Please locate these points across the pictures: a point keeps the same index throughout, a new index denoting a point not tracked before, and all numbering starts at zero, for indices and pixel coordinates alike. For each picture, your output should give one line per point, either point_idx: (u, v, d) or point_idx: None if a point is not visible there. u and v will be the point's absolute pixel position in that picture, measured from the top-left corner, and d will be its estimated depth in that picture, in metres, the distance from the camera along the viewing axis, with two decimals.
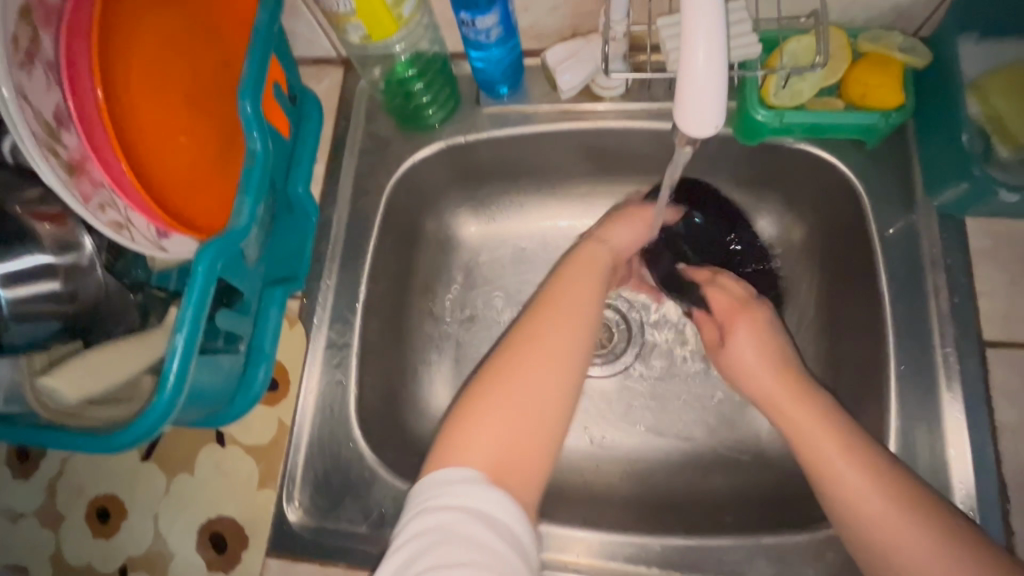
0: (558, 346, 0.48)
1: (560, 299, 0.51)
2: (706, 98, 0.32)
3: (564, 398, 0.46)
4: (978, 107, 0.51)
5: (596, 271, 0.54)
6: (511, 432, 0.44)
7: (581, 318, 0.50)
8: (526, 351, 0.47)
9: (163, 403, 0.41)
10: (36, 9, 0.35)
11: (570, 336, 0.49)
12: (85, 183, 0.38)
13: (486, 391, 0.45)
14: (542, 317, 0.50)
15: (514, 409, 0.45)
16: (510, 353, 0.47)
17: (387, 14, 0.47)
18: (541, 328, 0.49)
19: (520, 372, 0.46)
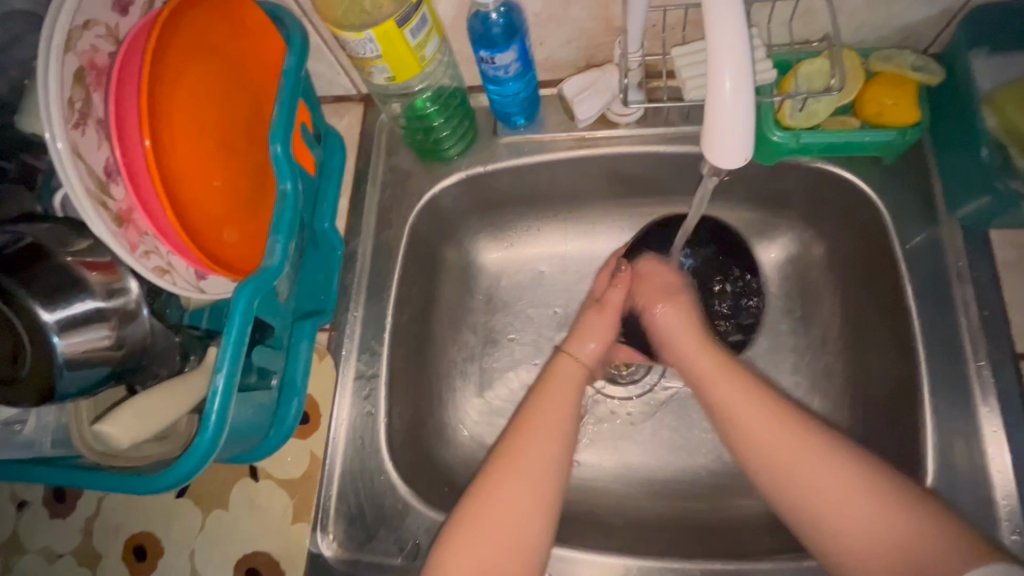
0: (533, 469, 0.51)
1: (535, 420, 0.54)
2: (734, 131, 0.32)
3: (540, 517, 0.50)
4: (995, 119, 0.50)
5: (570, 384, 0.57)
6: (491, 555, 0.48)
7: (558, 436, 0.53)
8: (503, 476, 0.51)
9: (206, 443, 0.42)
10: (87, 71, 0.37)
11: (547, 456, 0.52)
12: (132, 232, 0.40)
13: (468, 513, 0.49)
14: (519, 437, 0.53)
15: (490, 532, 0.48)
16: (488, 478, 0.51)
17: (411, 56, 0.49)
18: (520, 450, 0.52)
19: (498, 495, 0.50)
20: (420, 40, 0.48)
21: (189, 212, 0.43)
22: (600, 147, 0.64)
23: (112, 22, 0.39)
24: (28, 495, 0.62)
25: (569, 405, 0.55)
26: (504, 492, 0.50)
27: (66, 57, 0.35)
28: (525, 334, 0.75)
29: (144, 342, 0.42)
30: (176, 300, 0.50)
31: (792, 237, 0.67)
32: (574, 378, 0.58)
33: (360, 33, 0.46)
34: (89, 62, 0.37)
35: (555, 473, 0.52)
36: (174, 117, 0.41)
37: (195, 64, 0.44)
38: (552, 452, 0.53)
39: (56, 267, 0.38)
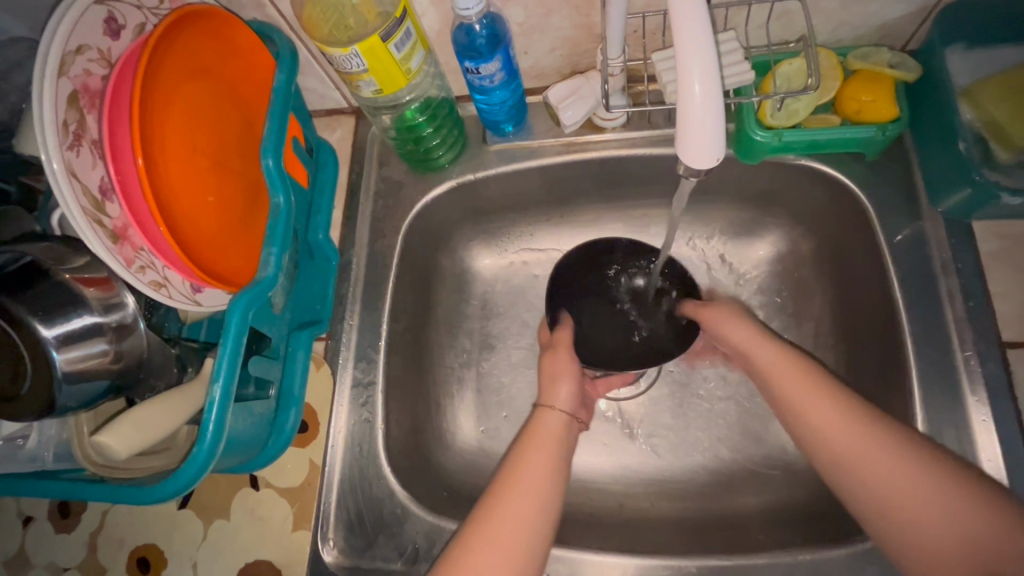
0: (515, 528, 0.49)
1: (516, 480, 0.52)
2: (705, 133, 0.33)
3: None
4: (976, 113, 0.53)
5: (552, 440, 0.57)
6: None
7: (538, 494, 0.52)
8: (480, 544, 0.48)
9: (204, 453, 0.43)
10: (81, 94, 0.38)
11: (528, 515, 0.50)
12: (127, 248, 0.41)
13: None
14: (498, 496, 0.51)
15: None
16: (463, 545, 0.48)
17: (396, 69, 0.50)
18: (499, 510, 0.50)
19: (478, 561, 0.47)
20: (404, 53, 0.50)
21: (183, 228, 0.44)
22: (588, 152, 0.66)
23: (105, 46, 0.40)
24: (33, 510, 0.62)
25: (551, 463, 0.55)
26: (485, 556, 0.48)
27: (60, 81, 0.36)
28: (521, 339, 0.76)
29: (141, 354, 0.43)
30: (174, 315, 0.52)
31: (781, 234, 0.68)
32: (557, 435, 0.58)
33: (346, 49, 0.47)
34: (83, 85, 0.38)
35: (538, 534, 0.50)
36: (166, 136, 0.42)
37: (186, 84, 0.45)
38: (532, 509, 0.51)
39: (56, 284, 0.39)
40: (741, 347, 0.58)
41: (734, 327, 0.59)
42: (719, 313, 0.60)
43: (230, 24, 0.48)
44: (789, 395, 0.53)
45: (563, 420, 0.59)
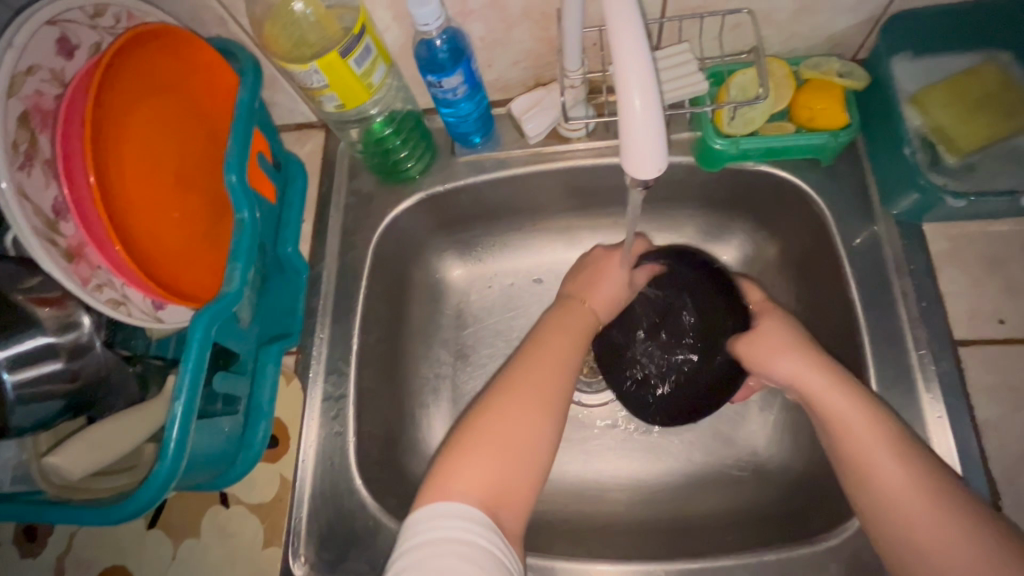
0: (543, 395, 0.51)
1: (545, 358, 0.53)
2: (646, 144, 0.35)
3: (548, 449, 0.49)
4: (921, 118, 0.55)
5: (577, 329, 0.57)
6: (506, 463, 0.47)
7: (564, 375, 0.53)
8: (511, 395, 0.50)
9: (165, 471, 0.42)
10: (33, 114, 0.38)
11: (552, 379, 0.52)
12: (84, 266, 0.41)
13: (473, 432, 0.48)
14: (526, 363, 0.53)
15: (500, 445, 0.47)
16: (493, 399, 0.50)
17: (357, 84, 0.51)
18: (527, 377, 0.52)
19: (505, 412, 0.49)
20: (365, 69, 0.50)
21: (142, 245, 0.44)
22: (555, 162, 0.66)
23: (58, 66, 0.40)
24: None
25: (576, 349, 0.55)
26: (509, 413, 0.49)
27: (10, 102, 0.37)
28: (496, 347, 0.76)
29: (99, 374, 0.43)
30: (142, 331, 0.51)
31: (745, 239, 0.70)
32: (586, 324, 0.58)
33: (305, 65, 0.48)
34: (35, 106, 0.38)
35: (562, 402, 0.51)
36: (122, 154, 0.43)
37: (143, 103, 0.45)
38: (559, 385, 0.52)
39: (8, 305, 0.39)
40: (794, 382, 0.53)
41: (780, 360, 0.54)
42: (770, 346, 0.56)
43: (188, 42, 0.48)
44: (849, 444, 0.48)
45: (593, 317, 0.59)
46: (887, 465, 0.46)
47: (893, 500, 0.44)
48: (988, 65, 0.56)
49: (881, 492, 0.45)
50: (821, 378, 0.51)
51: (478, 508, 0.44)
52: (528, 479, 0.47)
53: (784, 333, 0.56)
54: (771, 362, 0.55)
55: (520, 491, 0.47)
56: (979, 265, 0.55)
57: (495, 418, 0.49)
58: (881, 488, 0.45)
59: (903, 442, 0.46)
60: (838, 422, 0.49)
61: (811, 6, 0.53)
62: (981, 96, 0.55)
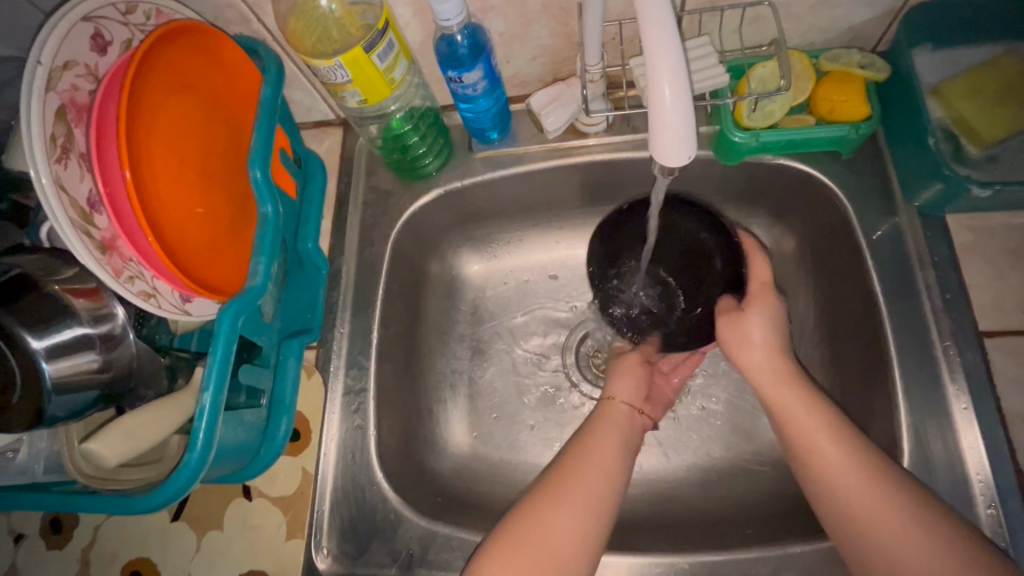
0: (589, 490, 0.53)
1: (589, 458, 0.55)
2: (675, 134, 0.35)
3: (586, 556, 0.50)
4: (943, 110, 0.55)
5: (621, 425, 0.60)
6: (542, 569, 0.48)
7: (606, 472, 0.55)
8: (552, 500, 0.52)
9: (194, 462, 0.43)
10: (69, 109, 0.39)
11: (600, 485, 0.54)
12: (116, 258, 0.41)
13: (510, 534, 0.50)
14: (575, 465, 0.55)
15: (537, 551, 0.49)
16: (538, 501, 0.52)
17: (380, 79, 0.51)
18: (573, 483, 0.53)
19: (545, 521, 0.50)
20: (388, 64, 0.51)
21: (171, 239, 0.45)
22: (573, 157, 0.67)
23: (92, 62, 0.41)
24: (24, 527, 0.62)
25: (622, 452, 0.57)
26: (551, 513, 0.51)
27: (48, 96, 0.37)
28: (512, 342, 0.76)
29: (130, 365, 0.44)
30: (165, 326, 0.52)
31: (763, 232, 0.70)
32: (623, 422, 0.60)
33: (330, 60, 0.48)
34: (70, 100, 0.39)
35: (610, 511, 0.53)
36: (153, 148, 0.43)
37: (172, 98, 0.46)
38: (602, 486, 0.54)
39: (44, 297, 0.39)
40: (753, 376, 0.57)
41: (750, 354, 0.56)
42: (745, 335, 0.56)
43: (214, 38, 0.49)
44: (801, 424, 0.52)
45: (627, 413, 0.61)
46: (829, 448, 0.50)
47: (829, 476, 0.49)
48: (1010, 55, 0.55)
49: (817, 467, 0.50)
50: (773, 371, 0.56)
51: None
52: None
53: (767, 329, 0.56)
54: (738, 352, 0.57)
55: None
56: (1002, 257, 0.55)
57: (536, 521, 0.50)
58: (824, 467, 0.50)
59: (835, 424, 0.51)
60: (788, 414, 0.53)
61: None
62: (1005, 86, 0.54)
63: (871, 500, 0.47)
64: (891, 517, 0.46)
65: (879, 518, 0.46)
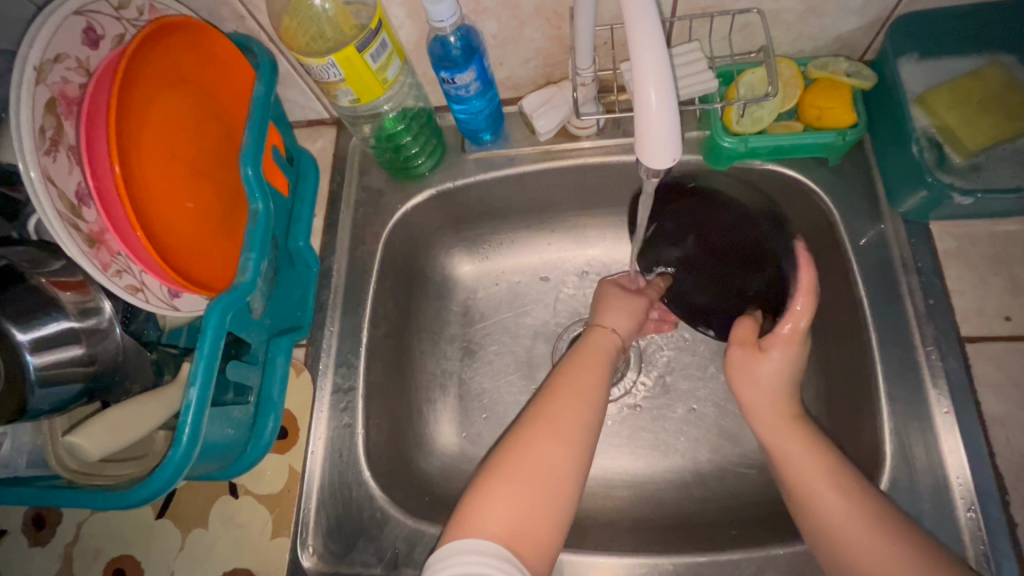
0: (569, 417, 0.54)
1: (573, 384, 0.56)
2: (660, 135, 0.36)
3: (572, 474, 0.51)
4: (928, 119, 0.56)
5: (606, 352, 0.61)
6: (528, 493, 0.49)
7: (591, 397, 0.56)
8: (538, 427, 0.53)
9: (178, 458, 0.43)
10: (59, 101, 0.39)
11: (578, 409, 0.54)
12: (104, 252, 0.41)
13: (504, 471, 0.50)
14: (554, 394, 0.56)
15: (524, 478, 0.50)
16: (525, 428, 0.53)
17: (373, 79, 0.52)
18: (558, 410, 0.54)
19: (535, 455, 0.51)
20: (380, 63, 0.51)
21: (160, 234, 0.45)
22: (564, 159, 0.67)
23: (83, 56, 0.41)
24: (6, 523, 0.61)
25: (600, 376, 0.58)
26: (536, 439, 0.52)
27: (37, 89, 0.37)
28: (503, 342, 0.76)
29: (116, 358, 0.44)
30: (154, 321, 0.52)
31: None
32: (608, 350, 0.61)
33: (322, 59, 0.48)
34: (60, 93, 0.39)
35: (590, 438, 0.54)
36: (142, 142, 0.43)
37: (163, 94, 0.46)
38: (585, 413, 0.54)
39: (29, 289, 0.40)
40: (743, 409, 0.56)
41: (748, 391, 0.56)
42: (753, 375, 0.55)
43: (207, 36, 0.49)
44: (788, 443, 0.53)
45: (617, 342, 0.62)
46: (816, 460, 0.51)
47: (813, 493, 0.50)
48: (994, 66, 0.56)
49: (798, 484, 0.51)
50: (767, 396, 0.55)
51: (498, 547, 0.46)
52: (548, 523, 0.49)
53: (781, 374, 0.54)
54: (740, 387, 0.56)
55: (538, 544, 0.48)
56: (985, 263, 0.55)
57: (524, 450, 0.51)
58: (809, 482, 0.50)
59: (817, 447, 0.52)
60: (770, 431, 0.54)
61: (819, 7, 0.54)
62: (988, 97, 0.55)
63: (860, 518, 0.47)
64: (879, 535, 0.46)
65: (864, 539, 0.46)
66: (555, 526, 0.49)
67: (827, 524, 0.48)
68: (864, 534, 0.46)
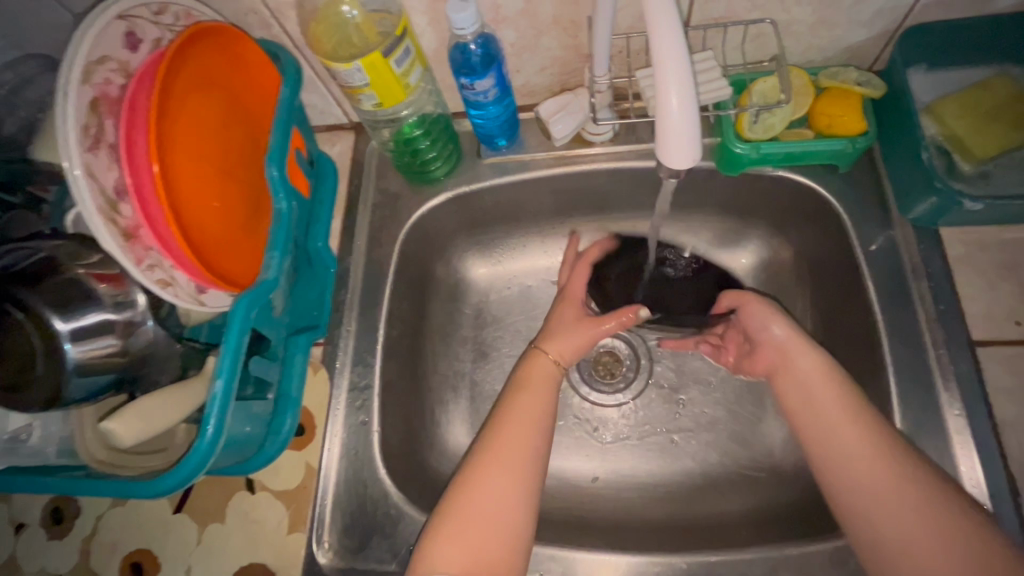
0: (512, 450, 0.55)
1: (513, 417, 0.57)
2: (680, 139, 0.37)
3: (518, 509, 0.52)
4: (938, 128, 0.57)
5: (546, 379, 0.61)
6: (479, 526, 0.50)
7: (531, 427, 0.57)
8: (483, 460, 0.54)
9: (203, 448, 0.44)
10: (102, 101, 0.40)
11: (523, 441, 0.55)
12: (139, 247, 0.42)
13: (444, 505, 0.52)
14: (499, 425, 0.57)
15: (472, 512, 0.51)
16: (472, 461, 0.54)
17: (396, 83, 0.53)
18: (499, 442, 0.55)
19: (478, 488, 0.52)
20: (404, 69, 0.53)
21: (190, 230, 0.46)
22: (578, 165, 0.69)
23: (124, 58, 0.43)
24: (26, 516, 0.62)
25: (544, 403, 0.59)
26: (484, 471, 0.53)
27: (83, 88, 0.39)
28: (515, 344, 0.77)
29: (148, 351, 0.45)
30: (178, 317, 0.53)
31: (762, 243, 0.71)
32: (549, 375, 0.61)
33: (349, 64, 0.50)
34: (103, 93, 0.41)
35: (537, 470, 0.55)
36: (177, 143, 0.45)
37: (197, 96, 0.47)
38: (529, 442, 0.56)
39: (70, 280, 0.41)
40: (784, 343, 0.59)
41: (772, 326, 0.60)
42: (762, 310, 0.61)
43: (239, 40, 0.51)
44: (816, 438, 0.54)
45: (558, 367, 0.62)
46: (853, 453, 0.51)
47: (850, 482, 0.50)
48: (1001, 76, 0.58)
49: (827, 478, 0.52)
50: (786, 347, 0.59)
51: None
52: (501, 552, 0.50)
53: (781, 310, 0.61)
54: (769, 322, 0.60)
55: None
56: (995, 269, 0.56)
57: (470, 483, 0.53)
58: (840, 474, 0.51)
59: (832, 424, 0.53)
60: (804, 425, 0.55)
61: (830, 18, 0.55)
62: (996, 106, 0.57)
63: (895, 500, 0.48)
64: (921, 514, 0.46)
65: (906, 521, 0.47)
66: (511, 553, 0.50)
67: (868, 512, 0.49)
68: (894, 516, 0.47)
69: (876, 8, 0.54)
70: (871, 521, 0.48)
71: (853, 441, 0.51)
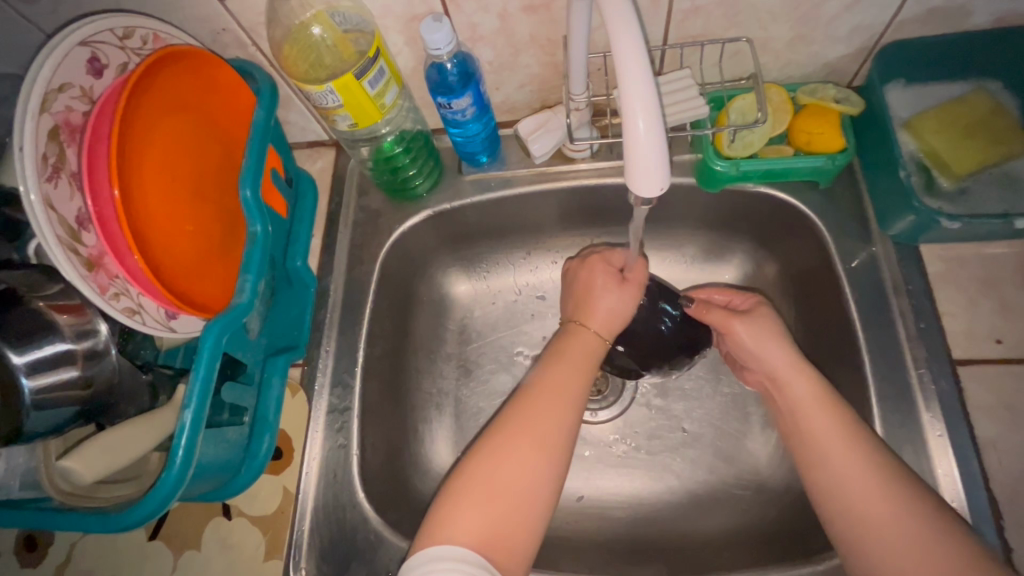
0: (547, 425, 0.53)
1: (551, 389, 0.55)
2: (649, 164, 0.37)
3: (545, 484, 0.51)
4: (918, 144, 0.57)
5: (588, 356, 0.59)
6: (501, 501, 0.50)
7: (569, 402, 0.55)
8: (515, 435, 0.52)
9: (171, 481, 0.43)
10: (62, 129, 0.40)
11: (559, 416, 0.54)
12: (102, 275, 0.42)
13: (470, 477, 0.51)
14: (535, 397, 0.55)
15: (497, 489, 0.50)
16: (500, 434, 0.53)
17: (371, 104, 0.53)
18: (536, 415, 0.54)
19: (507, 462, 0.51)
20: (378, 90, 0.52)
21: (157, 255, 0.45)
22: (560, 181, 0.68)
23: (87, 84, 0.42)
24: None
25: (582, 379, 0.57)
26: (514, 447, 0.52)
27: (41, 117, 0.38)
28: (500, 361, 0.77)
29: (111, 380, 0.44)
30: (151, 342, 0.53)
31: (746, 258, 0.71)
32: (590, 351, 0.59)
33: (321, 86, 0.49)
34: (64, 121, 0.40)
35: (568, 446, 0.54)
36: (144, 167, 0.44)
37: (165, 119, 0.47)
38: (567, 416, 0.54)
39: (28, 311, 0.40)
40: (775, 372, 0.57)
41: (766, 346, 0.58)
42: (759, 331, 0.59)
43: (210, 63, 0.50)
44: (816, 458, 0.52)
45: (601, 344, 0.60)
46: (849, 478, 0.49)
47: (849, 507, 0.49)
48: (980, 92, 0.58)
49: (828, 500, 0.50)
50: (790, 363, 0.56)
51: (472, 555, 0.47)
52: (523, 527, 0.50)
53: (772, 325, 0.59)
54: (763, 346, 0.58)
55: (513, 552, 0.49)
56: (975, 286, 0.56)
57: (498, 459, 0.51)
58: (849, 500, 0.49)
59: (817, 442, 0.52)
60: (811, 440, 0.53)
61: (807, 35, 0.55)
62: (975, 123, 0.56)
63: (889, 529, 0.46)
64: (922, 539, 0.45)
65: (899, 545, 0.46)
66: (532, 528, 0.50)
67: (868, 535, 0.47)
68: (898, 542, 0.46)
69: (851, 26, 0.54)
70: (870, 542, 0.47)
71: (842, 461, 0.50)
